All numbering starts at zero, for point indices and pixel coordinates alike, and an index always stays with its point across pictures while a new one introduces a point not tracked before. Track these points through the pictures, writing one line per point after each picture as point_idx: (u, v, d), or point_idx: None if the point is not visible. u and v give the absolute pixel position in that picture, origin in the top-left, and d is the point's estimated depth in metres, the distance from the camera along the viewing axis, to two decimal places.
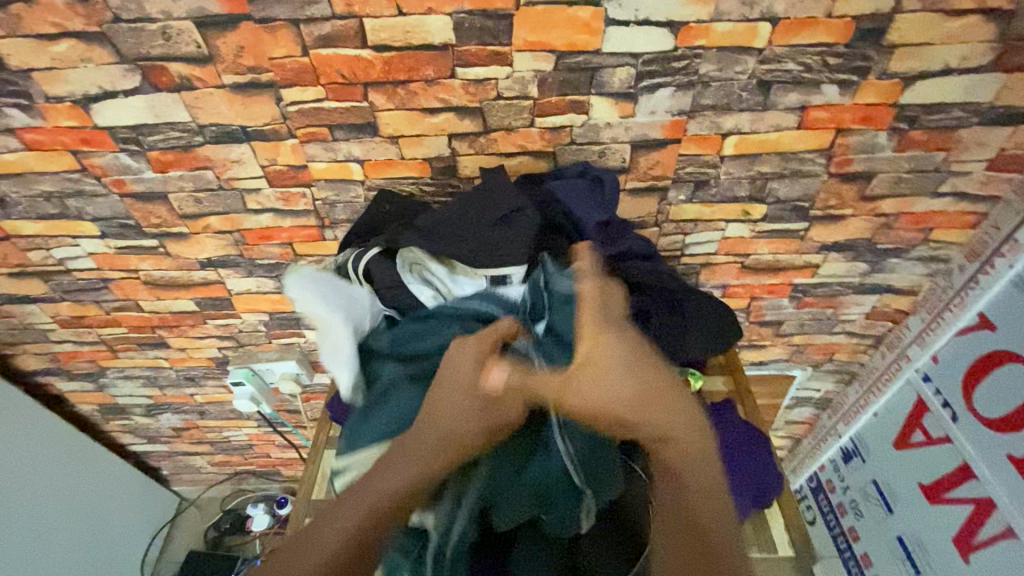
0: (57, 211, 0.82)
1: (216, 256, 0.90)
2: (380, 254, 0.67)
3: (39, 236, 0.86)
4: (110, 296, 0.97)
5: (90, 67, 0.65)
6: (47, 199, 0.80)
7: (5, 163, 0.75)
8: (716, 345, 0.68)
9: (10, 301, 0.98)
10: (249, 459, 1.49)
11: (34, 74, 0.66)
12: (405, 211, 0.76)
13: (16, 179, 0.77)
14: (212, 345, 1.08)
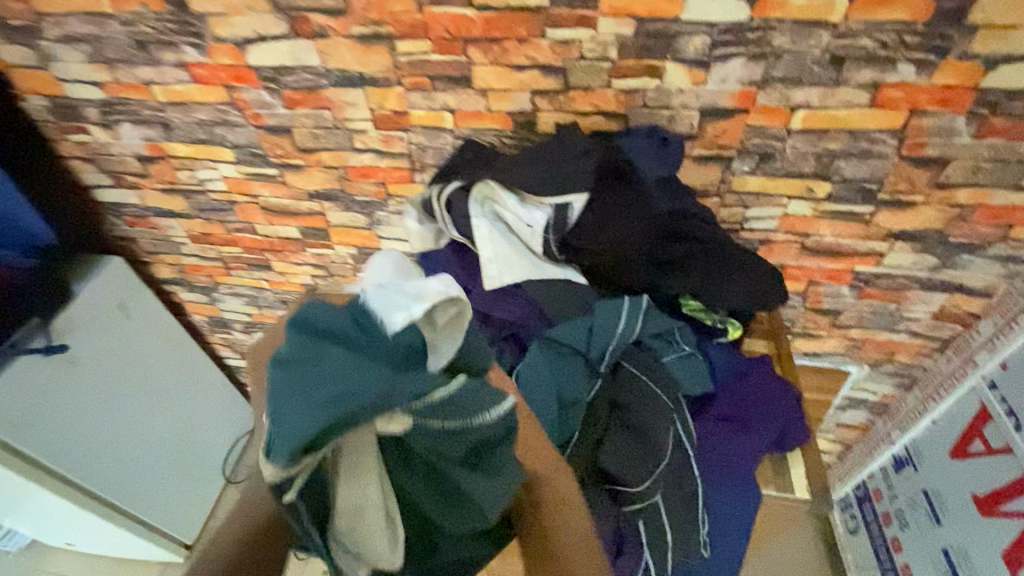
0: (206, 136, 0.99)
1: (322, 189, 1.04)
2: (461, 189, 0.76)
3: (188, 157, 1.04)
4: (234, 218, 1.15)
5: (251, 14, 0.80)
6: (200, 126, 0.98)
7: (175, 93, 0.93)
8: (752, 300, 0.71)
9: (158, 215, 1.19)
10: None
11: (208, 18, 0.82)
12: (485, 157, 0.85)
13: (180, 107, 0.95)
14: (308, 272, 1.25)
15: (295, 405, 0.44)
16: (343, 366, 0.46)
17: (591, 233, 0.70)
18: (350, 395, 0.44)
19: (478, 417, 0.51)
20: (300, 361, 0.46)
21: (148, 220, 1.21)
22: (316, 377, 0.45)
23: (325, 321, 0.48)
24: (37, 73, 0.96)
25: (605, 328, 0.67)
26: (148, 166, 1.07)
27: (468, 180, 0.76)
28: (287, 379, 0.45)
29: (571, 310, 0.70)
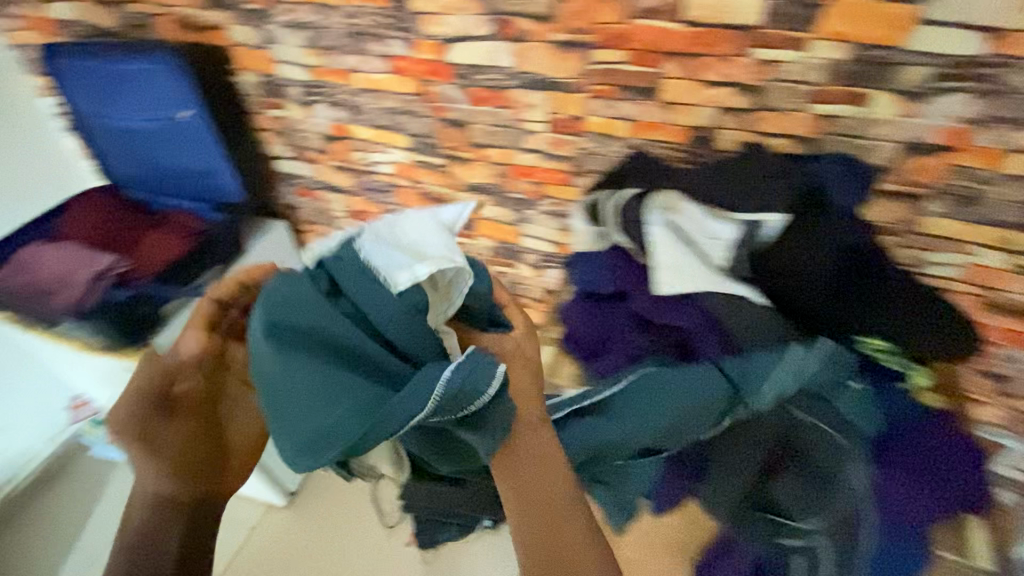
0: (388, 123, 1.08)
1: (481, 182, 1.10)
2: (637, 195, 0.78)
3: (367, 140, 1.14)
4: (392, 199, 1.24)
5: (462, 15, 0.87)
6: (386, 113, 1.07)
7: (372, 81, 1.02)
8: (933, 349, 0.68)
9: (323, 189, 1.30)
10: None
11: (422, 17, 0.89)
12: (654, 169, 0.87)
13: (373, 94, 1.05)
14: None
15: (304, 416, 0.59)
16: (340, 383, 0.60)
17: (783, 254, 0.68)
18: (344, 408, 0.59)
19: (468, 403, 0.62)
20: (287, 361, 0.60)
21: (313, 193, 1.33)
22: (310, 393, 0.59)
23: (291, 322, 0.62)
24: (257, 53, 1.08)
25: (761, 372, 0.68)
26: (328, 143, 1.19)
27: (644, 189, 0.78)
28: (280, 391, 0.60)
29: (749, 332, 0.69)
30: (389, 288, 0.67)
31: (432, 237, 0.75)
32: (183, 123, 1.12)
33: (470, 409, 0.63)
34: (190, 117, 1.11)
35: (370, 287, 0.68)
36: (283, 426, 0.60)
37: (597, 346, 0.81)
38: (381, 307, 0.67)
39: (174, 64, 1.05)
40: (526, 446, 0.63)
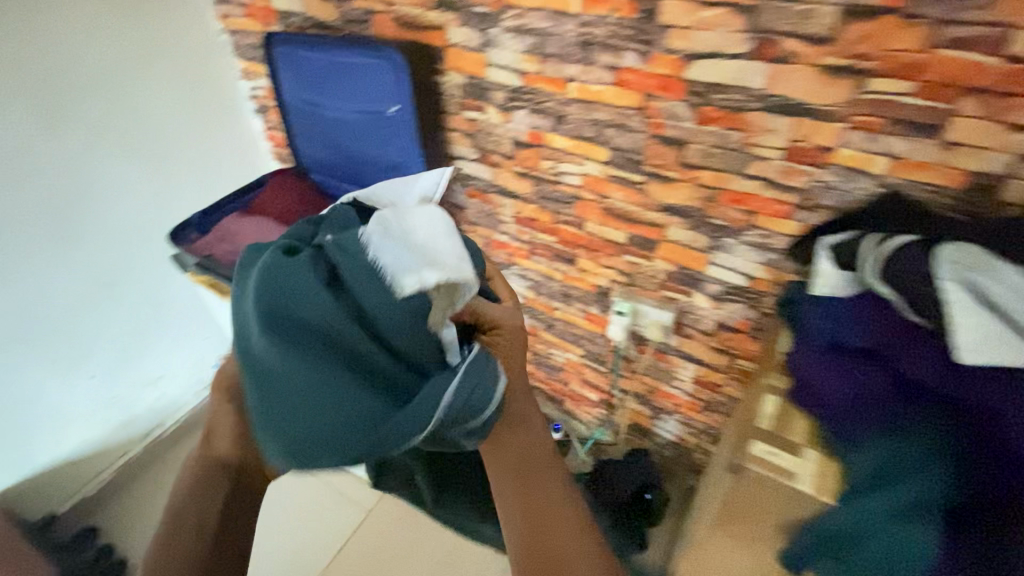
0: (592, 134, 1.05)
1: (679, 205, 1.04)
2: (916, 246, 0.69)
3: (562, 150, 1.11)
4: (570, 210, 1.20)
5: (719, 32, 0.82)
6: (593, 124, 1.03)
7: (588, 91, 0.99)
8: None
9: (497, 192, 1.30)
10: (549, 381, 1.68)
11: (671, 30, 0.86)
12: (911, 222, 0.78)
13: (585, 104, 1.02)
14: (609, 276, 1.26)
15: (288, 419, 0.54)
16: (329, 390, 0.54)
17: None
18: (330, 417, 0.53)
19: (466, 419, 0.57)
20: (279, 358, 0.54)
21: (484, 194, 1.33)
22: (298, 399, 0.54)
23: (290, 309, 0.55)
24: (470, 55, 1.09)
25: None
26: (518, 148, 1.17)
27: (924, 239, 0.70)
28: (266, 385, 0.55)
29: None
30: (394, 292, 0.55)
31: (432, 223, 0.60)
32: (394, 121, 1.16)
33: (463, 420, 0.57)
34: (402, 115, 1.14)
35: (372, 281, 0.56)
36: (272, 427, 0.55)
37: (822, 395, 0.74)
38: (384, 299, 0.56)
39: (403, 66, 1.08)
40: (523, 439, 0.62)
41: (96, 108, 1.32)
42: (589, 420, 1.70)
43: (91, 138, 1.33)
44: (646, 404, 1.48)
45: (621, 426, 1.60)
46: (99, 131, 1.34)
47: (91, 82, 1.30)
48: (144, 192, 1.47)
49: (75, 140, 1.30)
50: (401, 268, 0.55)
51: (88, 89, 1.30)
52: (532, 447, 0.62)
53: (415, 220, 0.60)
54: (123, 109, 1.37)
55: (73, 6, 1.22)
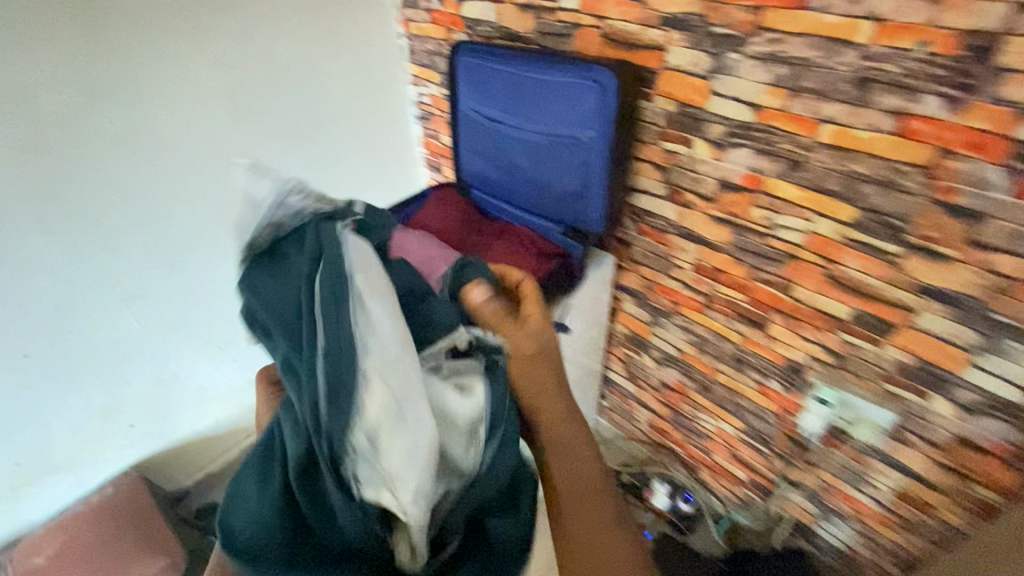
0: (838, 189, 0.84)
1: (948, 291, 0.80)
2: None
3: (788, 200, 0.91)
4: (775, 269, 1.00)
5: None
6: (843, 176, 0.83)
7: (849, 137, 0.79)
8: None
9: (679, 235, 1.12)
10: (688, 442, 1.48)
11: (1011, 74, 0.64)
12: None
13: (839, 152, 0.81)
14: (809, 351, 1.04)
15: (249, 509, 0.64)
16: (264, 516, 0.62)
17: None
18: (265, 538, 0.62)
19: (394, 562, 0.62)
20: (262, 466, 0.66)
21: (662, 235, 1.16)
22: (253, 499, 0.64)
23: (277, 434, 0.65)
24: (689, 81, 0.93)
25: None
26: (723, 192, 0.99)
27: None
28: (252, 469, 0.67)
29: None
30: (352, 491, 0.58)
31: (408, 402, 0.58)
32: (584, 148, 1.03)
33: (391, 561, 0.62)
34: (596, 142, 1.01)
35: (329, 460, 0.58)
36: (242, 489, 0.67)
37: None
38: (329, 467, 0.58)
39: (612, 89, 0.95)
40: (562, 439, 0.73)
41: (282, 107, 1.34)
42: (726, 498, 1.47)
43: (274, 136, 1.35)
44: (812, 500, 1.24)
45: (772, 514, 1.36)
46: (282, 129, 1.36)
47: (282, 81, 1.32)
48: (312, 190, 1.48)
49: (260, 135, 1.33)
50: (370, 469, 0.57)
51: (279, 88, 1.32)
52: (569, 448, 0.73)
53: (382, 396, 0.58)
54: (299, 105, 1.36)
55: (275, 6, 1.24)
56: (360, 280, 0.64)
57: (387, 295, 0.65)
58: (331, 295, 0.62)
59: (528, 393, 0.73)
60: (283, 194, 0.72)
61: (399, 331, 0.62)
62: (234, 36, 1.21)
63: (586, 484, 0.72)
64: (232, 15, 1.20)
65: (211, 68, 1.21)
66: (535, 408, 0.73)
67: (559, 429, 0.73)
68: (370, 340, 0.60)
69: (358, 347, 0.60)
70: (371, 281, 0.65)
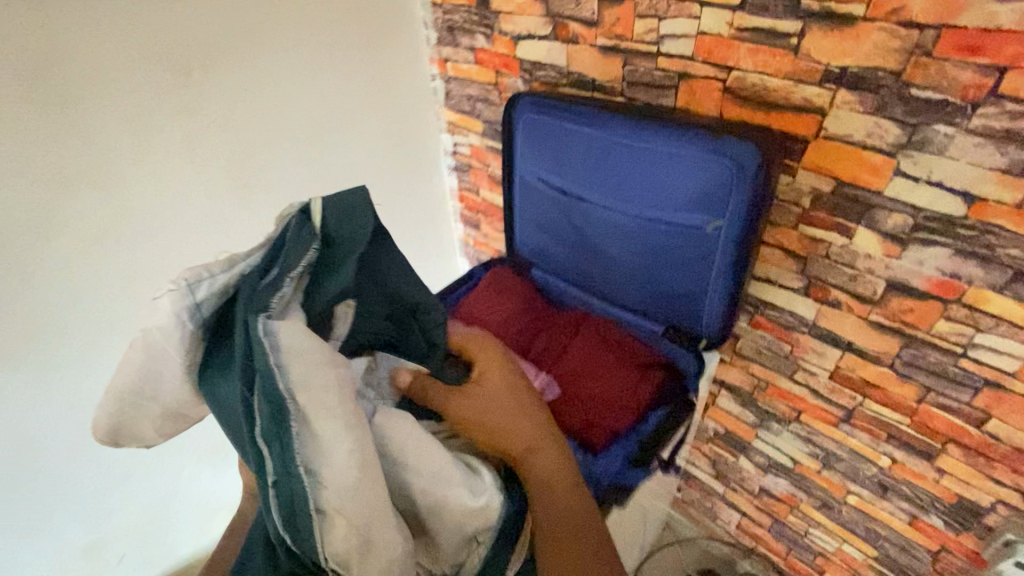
0: None
1: None
2: None
3: (1002, 319, 0.66)
4: (963, 396, 0.75)
5: None
6: None
7: None
8: None
9: (814, 335, 0.88)
10: (791, 555, 1.23)
11: None
12: None
13: None
14: (1000, 497, 0.78)
15: None
16: None
17: None
18: None
19: None
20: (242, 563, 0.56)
21: (786, 332, 0.91)
22: None
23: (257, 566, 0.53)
24: (860, 156, 0.68)
25: None
26: (892, 295, 0.75)
27: None
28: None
29: None
30: None
31: (379, 531, 0.48)
32: (704, 242, 0.77)
33: None
34: (721, 237, 0.75)
35: None
36: None
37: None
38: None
39: (757, 174, 0.69)
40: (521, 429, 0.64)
41: (297, 169, 1.11)
42: None
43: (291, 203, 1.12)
44: None
45: None
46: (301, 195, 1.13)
47: (297, 139, 1.08)
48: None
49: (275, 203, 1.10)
50: None
51: (295, 148, 1.09)
52: (530, 436, 0.64)
53: (348, 536, 0.47)
54: (313, 170, 1.13)
55: (282, 55, 1.00)
56: (302, 398, 0.49)
57: (340, 412, 0.50)
58: (272, 422, 0.48)
59: (481, 426, 0.64)
60: (180, 311, 0.52)
61: (359, 460, 0.49)
62: (243, 93, 0.98)
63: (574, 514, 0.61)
64: (239, 69, 0.96)
65: (212, 131, 0.97)
66: (502, 439, 0.63)
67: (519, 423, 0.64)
68: (324, 472, 0.48)
69: (309, 482, 0.47)
70: (321, 397, 0.49)
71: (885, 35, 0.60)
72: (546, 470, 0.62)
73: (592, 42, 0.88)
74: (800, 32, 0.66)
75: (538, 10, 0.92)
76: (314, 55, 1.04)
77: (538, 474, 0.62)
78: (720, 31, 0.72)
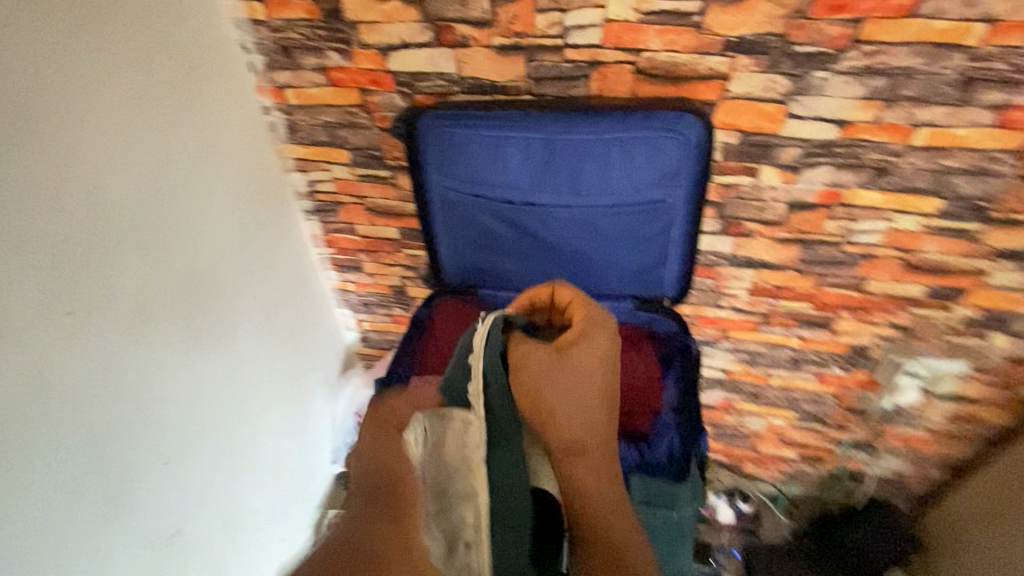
0: (925, 186, 0.84)
1: (1021, 249, 0.87)
2: None
3: (868, 206, 0.88)
4: (847, 272, 0.98)
5: None
6: (933, 174, 0.82)
7: (947, 137, 0.78)
8: None
9: (733, 264, 1.03)
10: (731, 448, 1.45)
11: None
12: None
13: (932, 153, 0.80)
14: (876, 334, 1.06)
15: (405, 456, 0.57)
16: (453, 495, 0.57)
17: None
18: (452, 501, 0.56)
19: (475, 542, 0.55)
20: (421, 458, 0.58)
21: (711, 269, 1.05)
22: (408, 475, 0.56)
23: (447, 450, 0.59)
24: (759, 108, 0.81)
25: None
26: (791, 213, 0.92)
27: None
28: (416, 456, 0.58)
29: None
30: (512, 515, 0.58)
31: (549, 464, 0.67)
32: (665, 213, 0.83)
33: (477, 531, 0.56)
34: (680, 204, 0.83)
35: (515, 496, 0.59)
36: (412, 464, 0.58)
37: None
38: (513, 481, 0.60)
39: (703, 143, 0.78)
40: (567, 415, 0.58)
41: (134, 271, 0.78)
42: (774, 479, 1.49)
43: (136, 321, 0.79)
44: (864, 450, 1.31)
45: (822, 476, 1.42)
46: (148, 302, 0.81)
47: (126, 230, 0.76)
48: (209, 365, 0.94)
49: (116, 330, 0.76)
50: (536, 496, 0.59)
51: (127, 244, 0.76)
52: (573, 422, 0.58)
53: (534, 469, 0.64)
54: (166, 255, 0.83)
55: (79, 120, 0.68)
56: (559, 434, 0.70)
57: None
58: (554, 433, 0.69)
59: (532, 393, 0.58)
60: None
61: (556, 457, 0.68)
62: (27, 185, 0.63)
63: (606, 515, 0.57)
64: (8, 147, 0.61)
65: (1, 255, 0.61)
66: (550, 419, 0.58)
67: (564, 402, 0.58)
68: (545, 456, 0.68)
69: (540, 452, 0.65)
70: None
71: (771, 5, 0.71)
72: (581, 463, 0.57)
73: (486, 42, 0.83)
74: (701, 11, 0.74)
75: (412, 14, 0.83)
76: (119, 111, 0.73)
77: (573, 457, 0.57)
78: (627, 17, 0.76)
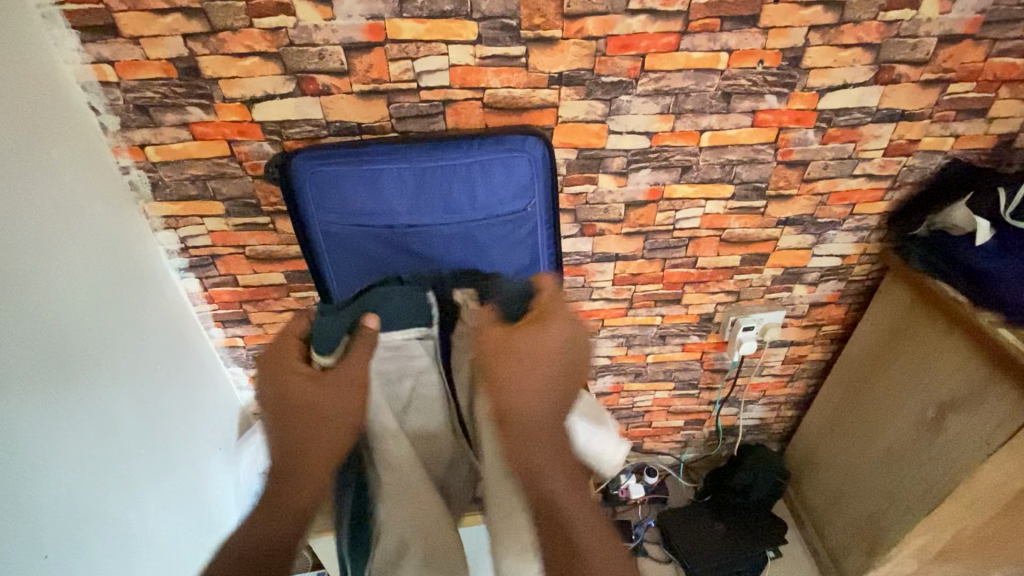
0: (718, 176, 1.07)
1: (794, 216, 1.14)
2: (952, 228, 1.03)
3: (683, 197, 1.10)
4: (682, 253, 1.19)
5: (852, 67, 0.94)
6: (722, 166, 1.06)
7: (724, 137, 1.01)
8: None
9: (595, 260, 1.20)
10: (631, 430, 1.60)
11: (811, 71, 0.94)
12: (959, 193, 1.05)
13: (717, 150, 1.03)
14: (715, 300, 1.29)
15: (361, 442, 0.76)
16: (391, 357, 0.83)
17: None
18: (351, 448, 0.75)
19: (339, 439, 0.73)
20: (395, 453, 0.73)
21: (578, 267, 1.21)
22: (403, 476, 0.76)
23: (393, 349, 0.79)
24: (586, 128, 0.99)
25: None
26: (629, 210, 1.11)
27: (960, 210, 1.01)
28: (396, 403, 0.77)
29: None
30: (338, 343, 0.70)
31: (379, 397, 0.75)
32: (528, 220, 0.96)
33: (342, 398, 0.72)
34: (537, 211, 0.96)
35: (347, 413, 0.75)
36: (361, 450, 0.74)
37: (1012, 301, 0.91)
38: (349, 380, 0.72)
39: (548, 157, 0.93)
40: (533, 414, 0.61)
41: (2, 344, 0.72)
42: (670, 449, 1.67)
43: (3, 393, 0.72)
44: (732, 405, 1.54)
45: (705, 436, 1.63)
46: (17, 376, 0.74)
47: None
48: (91, 427, 0.87)
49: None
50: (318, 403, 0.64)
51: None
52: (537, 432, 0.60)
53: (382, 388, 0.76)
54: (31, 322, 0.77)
55: None
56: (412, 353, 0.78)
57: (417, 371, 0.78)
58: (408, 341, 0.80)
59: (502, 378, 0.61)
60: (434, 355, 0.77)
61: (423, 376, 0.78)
62: None
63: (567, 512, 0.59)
64: None
65: None
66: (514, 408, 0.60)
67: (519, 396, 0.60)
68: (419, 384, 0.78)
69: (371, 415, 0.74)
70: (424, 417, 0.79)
71: (578, 46, 0.90)
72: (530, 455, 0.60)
73: (347, 89, 0.92)
74: (526, 53, 0.90)
75: (272, 68, 0.89)
76: None
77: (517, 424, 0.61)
78: (467, 61, 0.90)
